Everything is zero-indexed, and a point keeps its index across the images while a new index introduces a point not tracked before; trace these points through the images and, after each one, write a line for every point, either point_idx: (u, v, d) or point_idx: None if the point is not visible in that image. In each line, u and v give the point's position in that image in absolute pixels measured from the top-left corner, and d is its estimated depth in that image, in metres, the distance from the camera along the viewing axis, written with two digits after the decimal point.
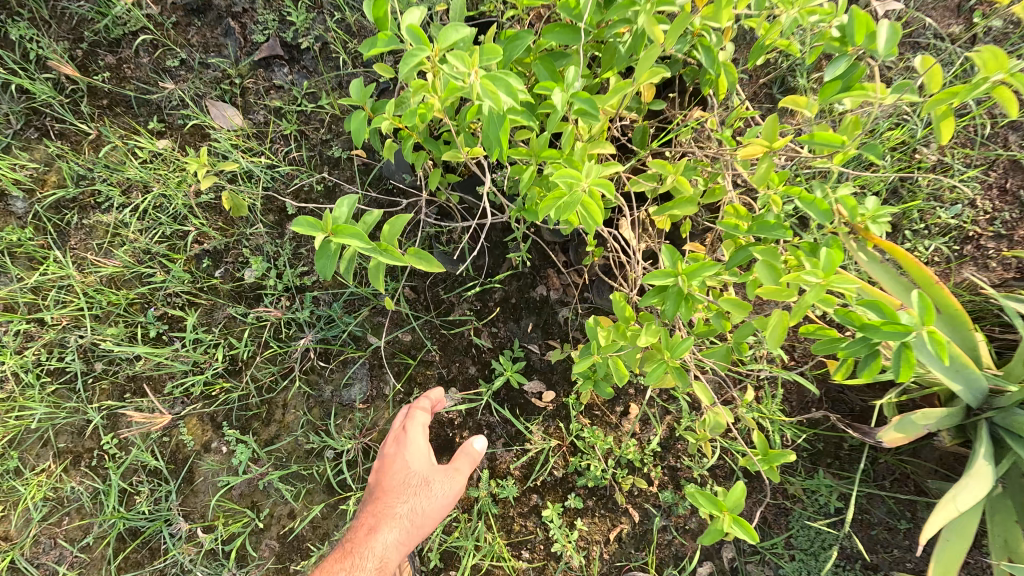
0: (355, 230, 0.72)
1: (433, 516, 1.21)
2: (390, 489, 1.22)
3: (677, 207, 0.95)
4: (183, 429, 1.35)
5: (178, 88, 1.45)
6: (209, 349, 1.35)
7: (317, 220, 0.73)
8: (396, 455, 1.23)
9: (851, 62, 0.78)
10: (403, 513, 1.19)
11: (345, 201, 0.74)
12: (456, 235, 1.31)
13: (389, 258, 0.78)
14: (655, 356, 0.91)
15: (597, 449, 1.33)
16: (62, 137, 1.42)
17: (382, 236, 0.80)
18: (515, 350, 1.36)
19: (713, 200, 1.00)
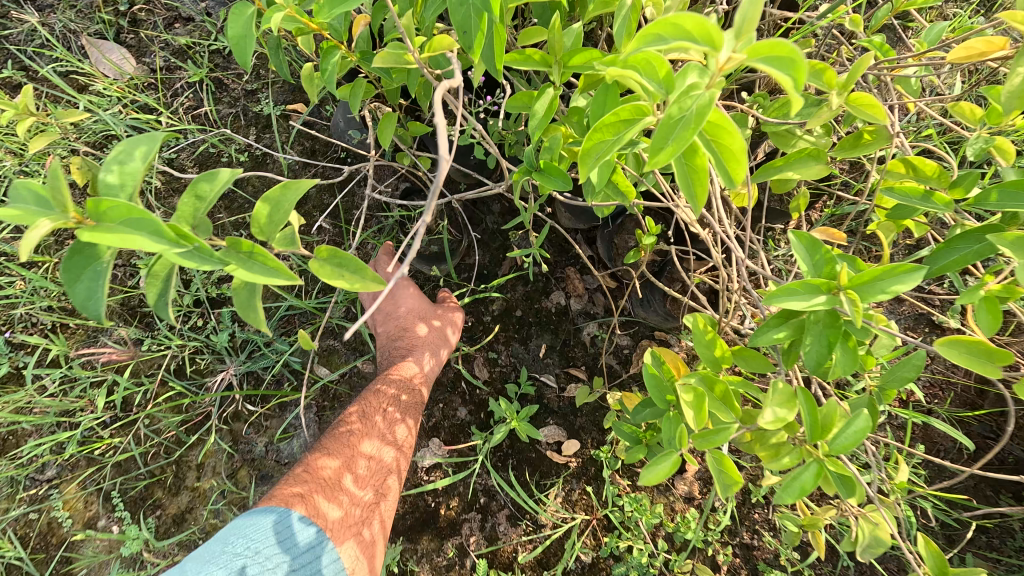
0: (143, 211, 0.31)
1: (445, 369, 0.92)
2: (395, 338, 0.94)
3: (789, 167, 0.56)
4: (51, 504, 0.94)
5: (41, 21, 1.03)
6: (86, 388, 0.95)
7: (59, 186, 0.32)
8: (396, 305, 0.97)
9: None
10: (421, 378, 0.88)
11: (139, 147, 0.34)
12: (431, 222, 0.93)
13: (258, 269, 0.38)
14: (779, 442, 0.49)
15: (642, 527, 0.92)
16: None
17: (255, 224, 0.41)
18: (523, 382, 0.95)
19: (855, 147, 0.57)
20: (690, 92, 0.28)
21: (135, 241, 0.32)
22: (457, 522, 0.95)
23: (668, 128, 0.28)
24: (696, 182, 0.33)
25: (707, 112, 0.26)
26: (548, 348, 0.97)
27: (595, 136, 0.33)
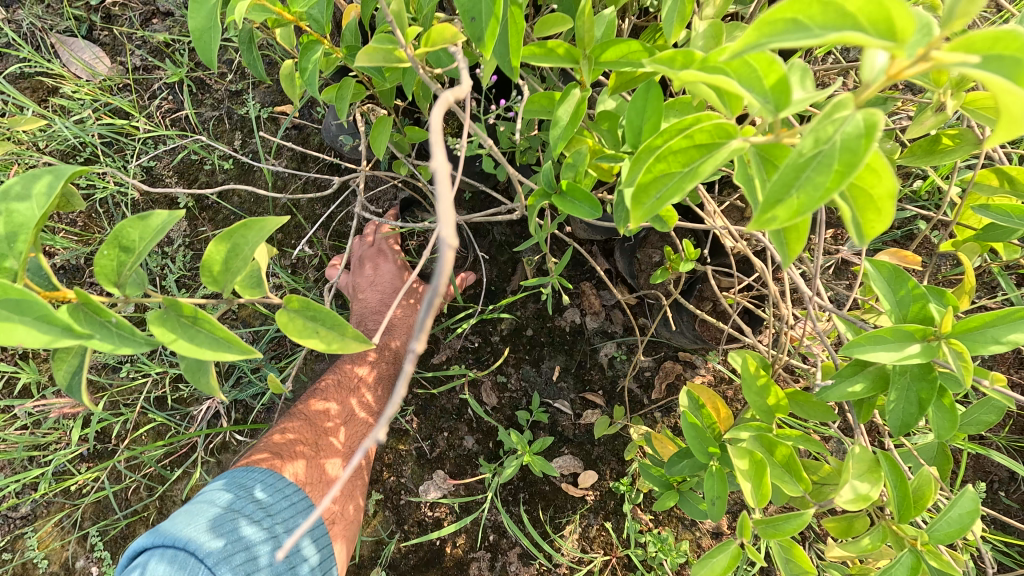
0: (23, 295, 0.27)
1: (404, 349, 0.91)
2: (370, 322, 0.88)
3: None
4: (26, 544, 0.87)
5: (7, 18, 0.94)
6: (61, 419, 0.87)
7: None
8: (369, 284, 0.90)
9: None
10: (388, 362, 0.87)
11: (43, 185, 0.31)
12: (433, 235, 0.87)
13: (204, 338, 0.33)
14: (858, 521, 0.41)
15: (666, 568, 0.84)
16: None
17: (207, 270, 0.35)
18: (536, 412, 0.87)
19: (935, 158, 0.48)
20: (836, 114, 0.22)
21: (15, 330, 0.28)
22: (464, 561, 0.87)
23: (793, 173, 0.22)
24: (791, 232, 0.27)
25: (874, 132, 0.21)
26: (564, 371, 0.89)
27: (657, 166, 0.25)
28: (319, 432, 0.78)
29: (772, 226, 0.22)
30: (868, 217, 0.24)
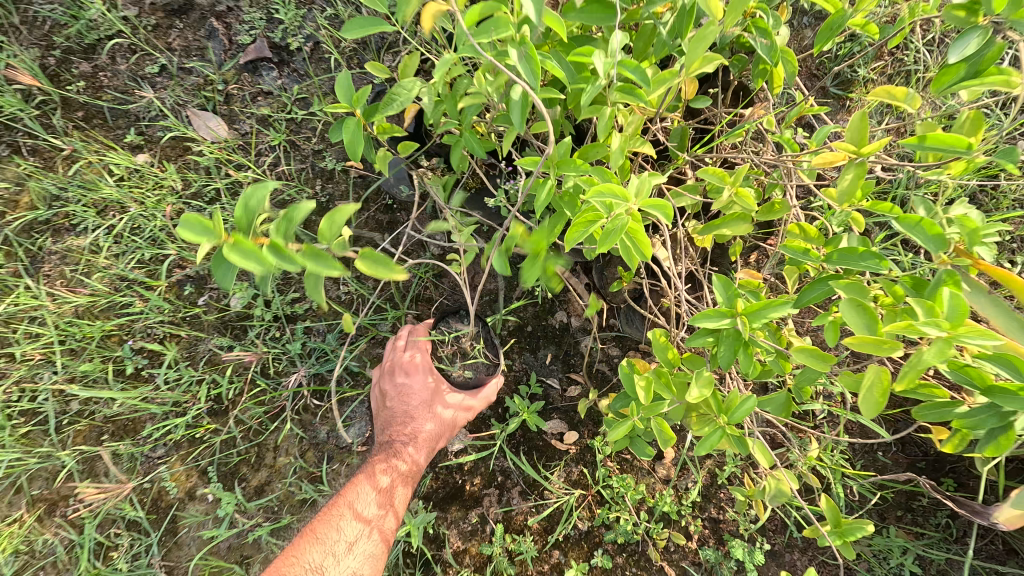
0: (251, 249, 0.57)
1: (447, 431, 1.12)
2: (399, 420, 1.11)
3: (726, 225, 0.81)
4: (164, 476, 1.21)
5: (158, 98, 1.32)
6: (194, 385, 1.21)
7: (206, 228, 0.61)
8: (398, 392, 1.11)
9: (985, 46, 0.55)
10: (430, 429, 1.10)
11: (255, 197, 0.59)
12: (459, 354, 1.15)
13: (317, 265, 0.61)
14: (703, 414, 0.75)
15: (627, 500, 1.15)
16: (32, 154, 1.30)
17: (322, 232, 0.64)
18: (532, 387, 1.19)
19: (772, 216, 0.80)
20: (619, 216, 0.61)
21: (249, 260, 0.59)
22: (479, 495, 1.19)
23: (608, 233, 0.61)
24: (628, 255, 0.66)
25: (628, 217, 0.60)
26: (554, 357, 1.21)
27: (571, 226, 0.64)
28: (411, 410, 1.11)
29: (603, 247, 0.62)
30: (642, 248, 0.64)
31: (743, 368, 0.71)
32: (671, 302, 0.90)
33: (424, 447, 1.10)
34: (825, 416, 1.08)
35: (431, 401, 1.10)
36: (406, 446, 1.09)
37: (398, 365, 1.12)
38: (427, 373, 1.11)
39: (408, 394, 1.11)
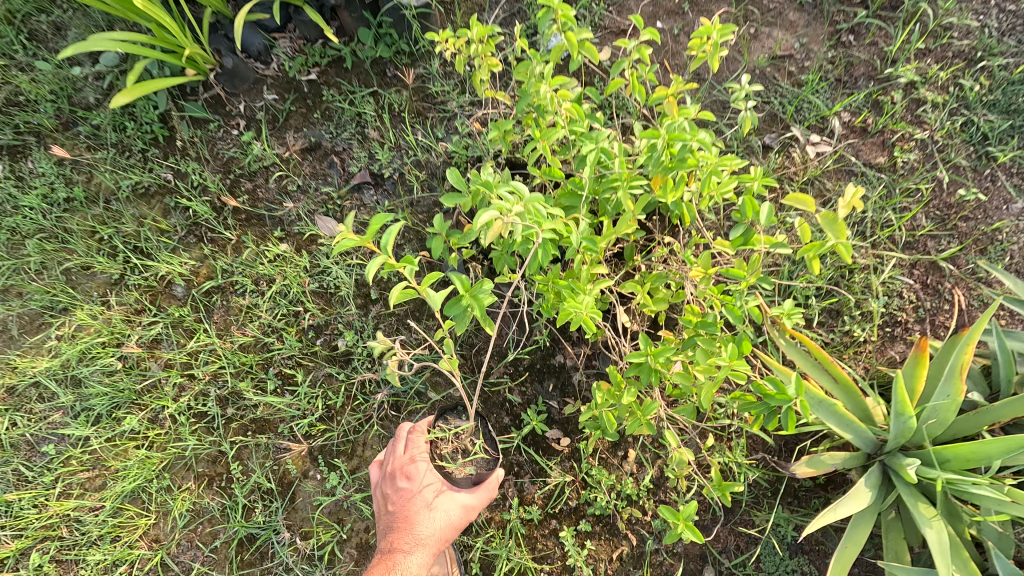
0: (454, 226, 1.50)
1: (443, 531, 1.43)
2: (402, 524, 1.42)
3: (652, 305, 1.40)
4: (288, 460, 1.79)
5: (296, 206, 2.00)
6: (312, 398, 1.81)
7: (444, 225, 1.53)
8: (401, 501, 1.43)
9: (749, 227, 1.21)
10: (429, 531, 1.41)
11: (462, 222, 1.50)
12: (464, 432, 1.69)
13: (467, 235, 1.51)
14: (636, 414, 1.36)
15: (602, 484, 1.68)
16: (213, 242, 1.98)
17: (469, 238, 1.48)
18: (539, 405, 1.76)
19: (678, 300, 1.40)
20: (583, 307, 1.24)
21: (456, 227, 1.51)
22: (501, 480, 1.74)
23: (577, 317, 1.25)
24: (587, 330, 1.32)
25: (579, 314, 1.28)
26: (553, 385, 1.77)
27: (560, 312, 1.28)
28: (411, 516, 1.42)
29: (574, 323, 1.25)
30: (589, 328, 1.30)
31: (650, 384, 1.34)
32: (621, 348, 1.51)
33: (422, 547, 1.41)
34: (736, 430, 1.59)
35: (429, 507, 1.42)
36: (407, 547, 1.40)
37: (400, 473, 1.46)
38: (424, 483, 1.43)
39: (409, 495, 1.43)
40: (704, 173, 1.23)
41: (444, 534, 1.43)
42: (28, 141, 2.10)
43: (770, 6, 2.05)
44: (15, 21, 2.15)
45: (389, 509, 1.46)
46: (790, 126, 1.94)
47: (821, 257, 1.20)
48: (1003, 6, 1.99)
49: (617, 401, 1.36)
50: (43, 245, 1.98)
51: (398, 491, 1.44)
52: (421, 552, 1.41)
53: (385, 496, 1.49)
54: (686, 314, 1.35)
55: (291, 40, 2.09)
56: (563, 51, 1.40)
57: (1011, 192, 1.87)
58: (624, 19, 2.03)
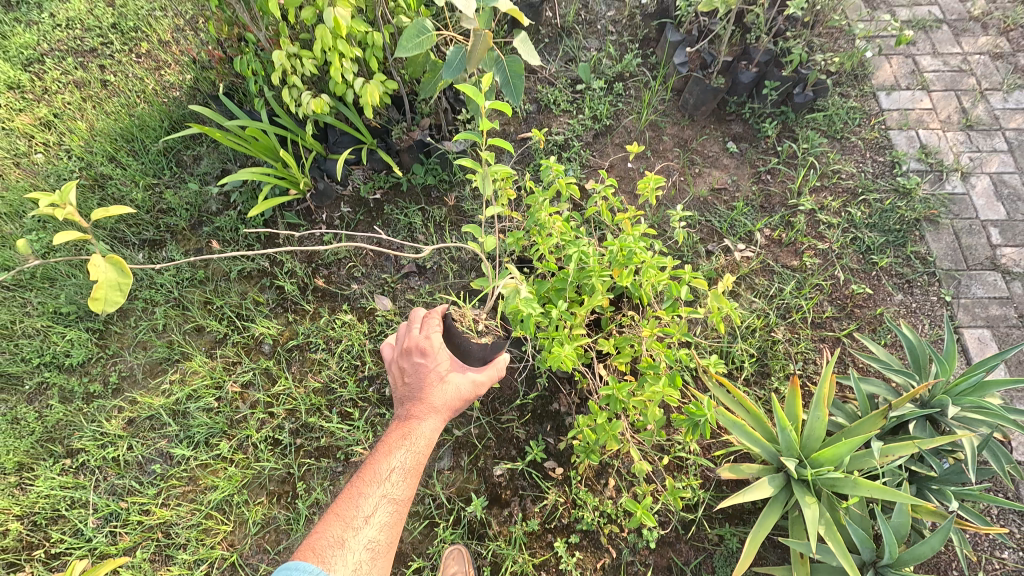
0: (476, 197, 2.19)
1: (453, 402, 1.75)
2: (419, 394, 1.72)
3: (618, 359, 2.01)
4: (342, 480, 2.28)
5: (359, 287, 2.66)
6: (364, 431, 2.34)
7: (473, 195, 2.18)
8: (420, 375, 1.73)
9: (674, 302, 1.93)
10: (442, 400, 1.72)
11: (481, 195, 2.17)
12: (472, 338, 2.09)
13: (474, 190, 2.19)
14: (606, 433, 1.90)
15: (587, 504, 2.14)
16: (296, 311, 2.63)
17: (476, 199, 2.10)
18: (539, 440, 2.29)
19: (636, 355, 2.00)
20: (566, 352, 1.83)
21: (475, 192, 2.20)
22: (508, 500, 2.22)
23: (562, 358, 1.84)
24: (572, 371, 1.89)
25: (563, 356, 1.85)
26: (551, 426, 2.32)
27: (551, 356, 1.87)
28: (427, 387, 1.72)
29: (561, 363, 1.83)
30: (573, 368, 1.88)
31: (615, 410, 1.89)
32: (597, 389, 2.08)
33: (435, 414, 1.71)
34: (689, 460, 2.12)
35: (443, 380, 1.73)
36: (422, 412, 1.70)
37: (418, 350, 1.73)
38: (439, 358, 1.73)
39: (426, 369, 1.73)
40: (644, 266, 1.90)
41: (453, 402, 1.75)
42: (164, 237, 2.85)
43: (709, 154, 2.88)
44: (168, 154, 3.01)
45: (409, 381, 1.76)
46: (725, 238, 2.65)
47: (722, 320, 1.88)
48: (874, 159, 2.80)
49: (594, 423, 1.90)
50: (168, 311, 2.64)
51: (416, 366, 1.73)
52: (434, 417, 1.71)
53: (405, 370, 1.79)
54: (641, 361, 1.95)
55: (364, 170, 2.90)
56: (557, 189, 2.14)
57: (892, 288, 2.52)
58: (602, 161, 2.84)
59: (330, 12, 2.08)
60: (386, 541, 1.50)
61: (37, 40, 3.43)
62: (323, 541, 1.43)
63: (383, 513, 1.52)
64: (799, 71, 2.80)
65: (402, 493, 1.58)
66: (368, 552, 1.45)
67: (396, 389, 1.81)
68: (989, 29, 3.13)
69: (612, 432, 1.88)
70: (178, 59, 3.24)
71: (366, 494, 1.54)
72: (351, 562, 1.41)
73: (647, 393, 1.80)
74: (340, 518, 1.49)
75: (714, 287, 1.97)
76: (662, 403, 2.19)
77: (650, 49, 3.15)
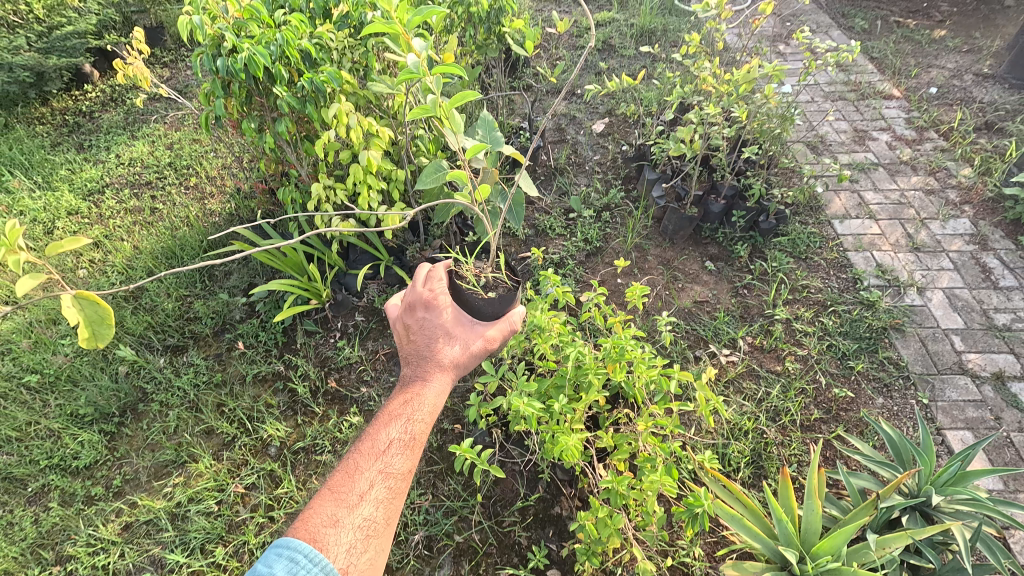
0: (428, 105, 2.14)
1: (459, 359, 1.85)
2: (427, 356, 1.83)
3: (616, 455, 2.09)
4: None
5: (368, 390, 2.79)
6: None
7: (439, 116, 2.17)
8: (426, 335, 1.84)
9: (664, 396, 2.10)
10: (449, 360, 1.83)
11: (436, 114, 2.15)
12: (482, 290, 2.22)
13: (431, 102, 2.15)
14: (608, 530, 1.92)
15: None
16: (305, 414, 2.73)
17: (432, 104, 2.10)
18: (541, 545, 2.26)
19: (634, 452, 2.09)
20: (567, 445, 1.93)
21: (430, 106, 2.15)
22: None
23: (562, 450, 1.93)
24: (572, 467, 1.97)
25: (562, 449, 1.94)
26: (553, 531, 2.31)
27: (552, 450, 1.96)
28: (433, 346, 1.84)
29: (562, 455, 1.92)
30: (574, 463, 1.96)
31: (616, 504, 1.94)
32: (597, 485, 2.13)
33: (443, 371, 1.81)
34: (694, 566, 2.09)
35: (448, 338, 1.86)
36: (428, 373, 1.80)
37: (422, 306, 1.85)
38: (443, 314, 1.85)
39: (431, 327, 1.85)
40: (635, 361, 2.09)
41: (458, 361, 1.85)
42: (187, 343, 3.04)
43: (690, 271, 3.22)
44: (202, 269, 3.34)
45: (415, 338, 1.87)
46: (710, 344, 2.86)
47: (710, 413, 2.03)
48: (838, 276, 3.14)
49: (596, 517, 1.92)
50: (182, 413, 2.74)
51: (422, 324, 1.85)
52: (439, 378, 1.79)
53: (409, 328, 1.90)
54: (638, 455, 2.05)
55: (379, 284, 3.21)
56: (555, 297, 2.39)
57: (872, 391, 2.67)
58: (594, 276, 3.15)
59: (365, 154, 2.53)
60: (382, 518, 1.50)
61: (100, 175, 3.94)
62: (315, 520, 1.44)
63: (379, 489, 1.52)
64: (761, 202, 3.26)
65: (401, 466, 1.57)
66: (362, 529, 1.45)
67: (403, 347, 1.91)
68: (919, 170, 3.69)
69: (614, 526, 1.91)
70: (223, 191, 3.72)
71: (362, 470, 1.55)
72: (345, 542, 1.42)
73: (645, 483, 1.88)
74: (335, 496, 1.50)
75: (700, 382, 2.16)
76: (663, 504, 2.22)
77: (632, 185, 3.67)
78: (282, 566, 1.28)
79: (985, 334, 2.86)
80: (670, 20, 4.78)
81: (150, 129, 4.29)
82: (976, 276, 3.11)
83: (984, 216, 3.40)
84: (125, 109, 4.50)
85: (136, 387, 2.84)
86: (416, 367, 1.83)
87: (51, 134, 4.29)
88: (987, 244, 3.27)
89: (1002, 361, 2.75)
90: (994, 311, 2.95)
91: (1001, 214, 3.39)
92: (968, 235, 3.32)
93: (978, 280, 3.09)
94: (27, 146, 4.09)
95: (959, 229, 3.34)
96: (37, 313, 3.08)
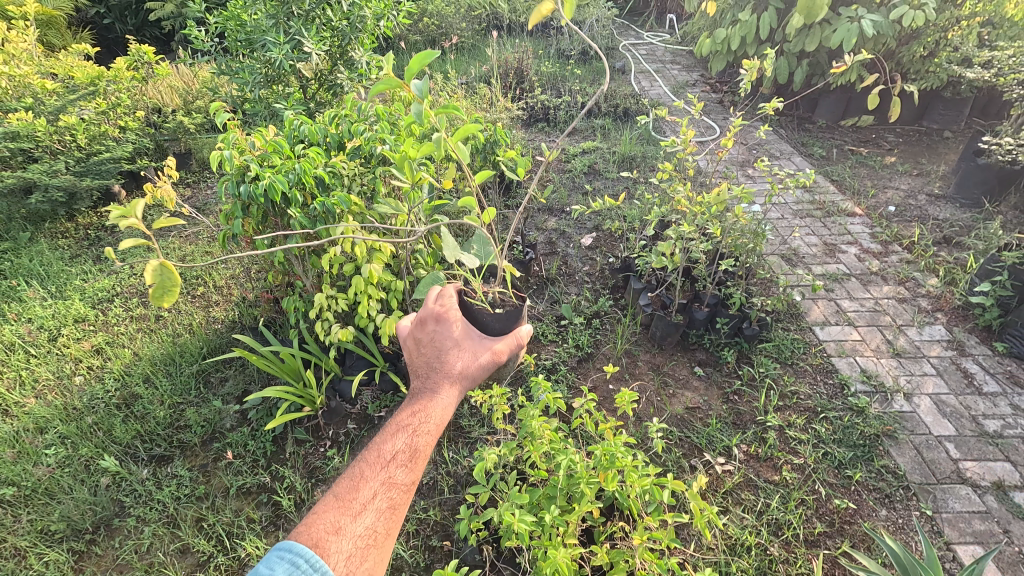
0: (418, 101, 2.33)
1: (469, 371, 1.91)
2: (437, 368, 1.88)
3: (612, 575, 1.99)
4: None
5: None
6: None
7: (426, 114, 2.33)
8: (437, 348, 1.91)
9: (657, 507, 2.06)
10: (458, 372, 1.89)
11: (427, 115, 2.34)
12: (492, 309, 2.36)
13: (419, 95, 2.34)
14: None
15: None
16: (287, 530, 2.61)
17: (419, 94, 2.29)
18: None
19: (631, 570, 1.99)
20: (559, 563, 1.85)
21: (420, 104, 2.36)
22: None
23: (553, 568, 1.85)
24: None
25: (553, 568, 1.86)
26: None
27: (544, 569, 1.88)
28: (443, 360, 1.90)
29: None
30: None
31: None
32: None
33: (453, 384, 1.86)
34: None
35: (458, 350, 1.92)
36: (437, 387, 1.84)
37: (433, 321, 1.93)
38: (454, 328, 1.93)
39: (441, 340, 1.92)
40: (627, 470, 2.08)
41: (466, 373, 1.91)
42: (174, 452, 2.98)
43: (680, 377, 3.28)
44: (199, 375, 3.37)
45: (424, 351, 1.92)
46: (705, 452, 2.84)
47: (705, 525, 1.98)
48: (825, 381, 3.20)
49: None
50: (158, 529, 2.62)
51: (432, 337, 1.92)
52: (449, 390, 1.84)
53: (420, 341, 1.95)
54: (635, 574, 1.95)
55: (373, 390, 3.24)
56: (546, 403, 2.43)
57: (874, 502, 2.61)
58: (586, 382, 3.21)
59: (367, 267, 2.73)
60: (384, 529, 1.48)
61: (112, 285, 4.12)
62: (318, 525, 1.42)
63: (381, 501, 1.52)
64: (743, 310, 3.42)
65: (404, 478, 1.58)
66: (363, 539, 1.43)
67: (412, 360, 1.96)
68: (889, 279, 3.92)
69: None
70: (228, 300, 3.88)
71: (367, 479, 1.55)
72: (345, 550, 1.39)
73: None
74: (339, 503, 1.49)
75: (693, 490, 2.13)
76: None
77: (620, 294, 3.86)
78: (282, 569, 1.26)
79: (978, 440, 2.86)
80: (647, 149, 5.34)
81: (167, 242, 4.57)
82: (959, 381, 3.18)
83: (956, 323, 3.56)
84: (146, 225, 4.83)
85: (114, 500, 2.74)
86: (425, 379, 1.88)
87: (72, 246, 4.55)
88: (964, 349, 3.38)
89: (1000, 469, 2.72)
90: (983, 416, 2.98)
91: (972, 321, 3.55)
92: (945, 340, 3.45)
93: (962, 385, 3.16)
94: (48, 257, 4.32)
95: (935, 335, 3.48)
96: (26, 422, 3.06)
